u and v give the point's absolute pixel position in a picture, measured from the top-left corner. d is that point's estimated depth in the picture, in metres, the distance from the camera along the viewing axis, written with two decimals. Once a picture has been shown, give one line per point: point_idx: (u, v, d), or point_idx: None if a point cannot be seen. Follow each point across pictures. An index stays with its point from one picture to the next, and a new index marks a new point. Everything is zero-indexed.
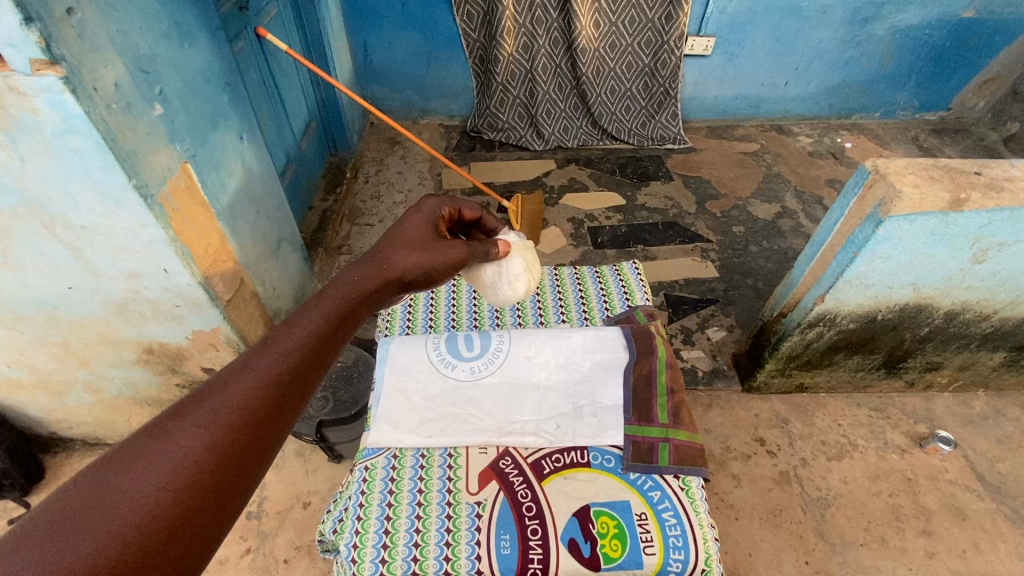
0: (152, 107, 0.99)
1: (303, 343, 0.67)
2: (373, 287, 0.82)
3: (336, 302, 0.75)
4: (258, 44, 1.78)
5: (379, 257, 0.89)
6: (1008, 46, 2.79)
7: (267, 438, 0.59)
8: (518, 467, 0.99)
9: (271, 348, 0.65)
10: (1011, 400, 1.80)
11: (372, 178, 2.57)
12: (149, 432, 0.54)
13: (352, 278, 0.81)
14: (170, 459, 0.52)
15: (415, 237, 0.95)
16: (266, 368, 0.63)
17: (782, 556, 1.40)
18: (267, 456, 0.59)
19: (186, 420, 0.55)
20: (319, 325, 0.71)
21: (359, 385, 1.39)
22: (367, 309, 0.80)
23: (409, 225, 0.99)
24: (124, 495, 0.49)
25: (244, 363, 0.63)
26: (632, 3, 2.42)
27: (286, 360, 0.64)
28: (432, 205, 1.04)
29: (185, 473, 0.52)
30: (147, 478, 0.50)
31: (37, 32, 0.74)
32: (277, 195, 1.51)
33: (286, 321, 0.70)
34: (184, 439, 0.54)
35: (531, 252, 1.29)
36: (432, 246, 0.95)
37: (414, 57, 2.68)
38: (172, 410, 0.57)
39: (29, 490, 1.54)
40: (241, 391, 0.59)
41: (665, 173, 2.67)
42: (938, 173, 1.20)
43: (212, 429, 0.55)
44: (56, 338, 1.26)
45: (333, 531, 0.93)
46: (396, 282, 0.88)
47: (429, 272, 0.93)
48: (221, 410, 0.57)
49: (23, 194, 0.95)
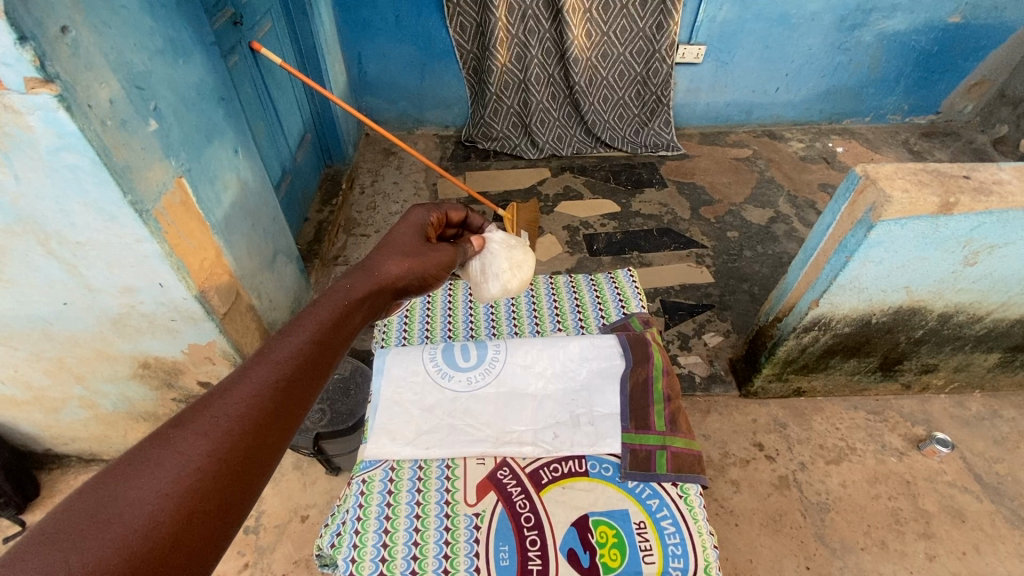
0: (146, 123, 0.99)
1: (298, 349, 0.68)
2: (367, 294, 0.83)
3: (331, 310, 0.76)
4: (252, 58, 1.79)
5: (369, 264, 0.89)
6: (994, 50, 2.83)
7: (269, 444, 0.59)
8: (516, 477, 0.99)
9: (268, 356, 0.66)
10: (1007, 400, 1.81)
11: (368, 189, 2.59)
12: (151, 441, 0.54)
13: (345, 286, 0.82)
14: (174, 467, 0.52)
15: (406, 243, 0.97)
16: (263, 376, 0.63)
17: (783, 561, 1.40)
18: (270, 463, 0.59)
19: (187, 428, 0.56)
20: (314, 332, 0.71)
21: (356, 397, 1.39)
22: (363, 316, 0.81)
23: (400, 232, 1.00)
24: (128, 503, 0.49)
25: (243, 371, 0.63)
26: (623, 12, 2.45)
27: (283, 368, 0.65)
28: (420, 212, 1.06)
29: (188, 481, 0.52)
30: (151, 485, 0.51)
31: (31, 51, 0.75)
32: (273, 207, 1.52)
33: (283, 329, 0.70)
34: (185, 446, 0.54)
35: (520, 249, 1.28)
36: (423, 251, 0.97)
37: (409, 68, 2.70)
38: (173, 419, 0.57)
39: (23, 507, 1.52)
40: (241, 398, 0.60)
41: (659, 179, 2.69)
42: (927, 177, 1.21)
43: (213, 436, 0.56)
44: (52, 354, 1.25)
45: (330, 545, 0.91)
46: (389, 287, 0.89)
47: (421, 276, 0.95)
48: (220, 417, 0.58)
49: (18, 211, 0.95)
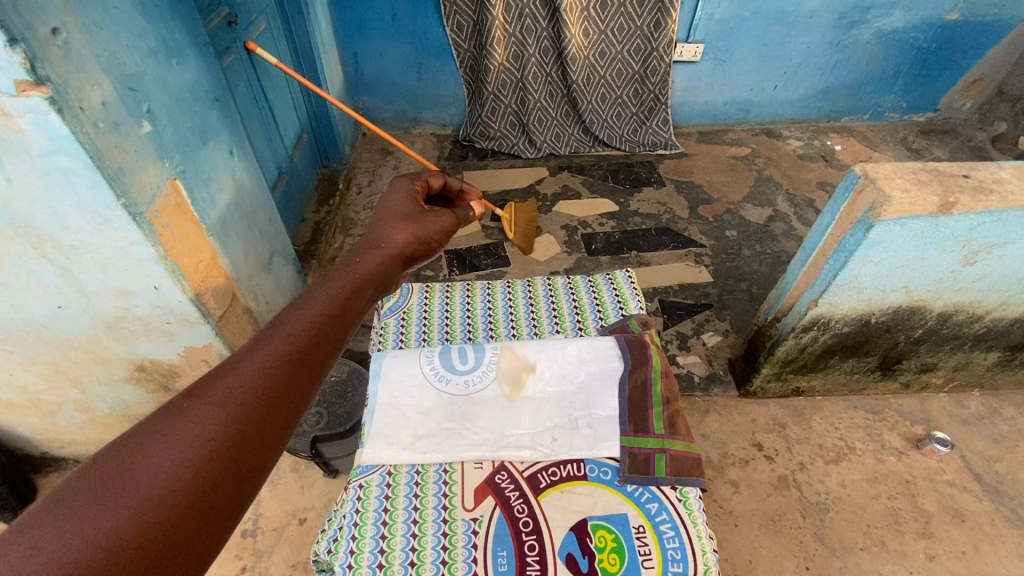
0: (140, 125, 0.98)
1: (310, 323, 0.68)
2: (377, 268, 0.84)
3: (341, 285, 0.76)
4: (247, 57, 1.78)
5: (374, 238, 0.90)
6: (992, 47, 2.82)
7: (283, 414, 0.59)
8: (515, 482, 0.98)
9: (281, 330, 0.66)
10: (1006, 399, 1.81)
11: (365, 189, 2.58)
12: (165, 411, 0.54)
13: (354, 262, 0.82)
14: (189, 435, 0.52)
15: (403, 212, 0.98)
16: (276, 349, 0.63)
17: (783, 561, 1.39)
18: (284, 434, 0.59)
19: (201, 399, 0.56)
20: (325, 307, 0.71)
21: (353, 400, 1.38)
22: (374, 289, 0.81)
23: (391, 203, 1.01)
24: (143, 471, 0.49)
25: (255, 345, 0.64)
26: (620, 10, 2.44)
27: (296, 340, 0.65)
28: (405, 181, 1.07)
29: (203, 449, 0.52)
30: (166, 453, 0.51)
31: (21, 53, 0.74)
32: (269, 208, 1.50)
33: (294, 304, 0.71)
34: (200, 415, 0.54)
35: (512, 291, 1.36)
36: (422, 217, 0.98)
37: (406, 67, 2.69)
38: (186, 391, 0.57)
39: (20, 511, 1.52)
40: (254, 370, 0.60)
41: (657, 178, 2.68)
42: (927, 176, 1.20)
43: (228, 406, 0.56)
44: (47, 358, 1.24)
45: (327, 551, 0.90)
46: (398, 257, 0.89)
47: (424, 242, 0.95)
48: (235, 388, 0.58)
49: (11, 214, 0.94)
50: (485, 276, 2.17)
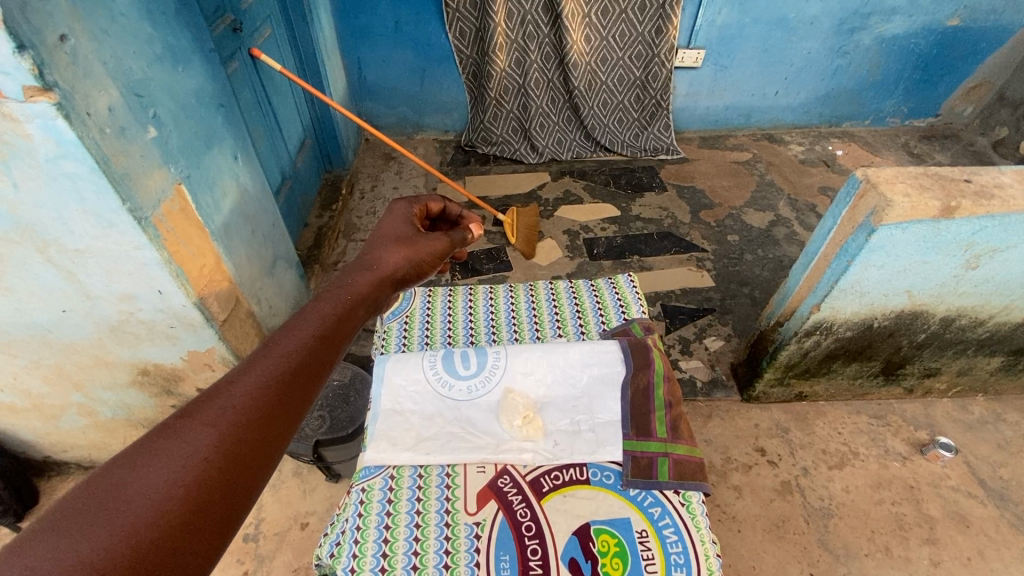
0: (146, 130, 0.99)
1: (303, 343, 0.70)
2: (369, 289, 0.85)
3: (334, 304, 0.78)
4: (251, 64, 1.79)
5: (369, 258, 0.91)
6: (993, 53, 2.83)
7: (274, 436, 0.61)
8: (517, 486, 0.98)
9: (275, 349, 0.68)
10: (1010, 404, 1.81)
11: (368, 194, 2.59)
12: (158, 431, 0.56)
13: (348, 282, 0.84)
14: (181, 457, 0.54)
15: (396, 235, 0.98)
16: (269, 369, 0.65)
17: (786, 567, 1.39)
18: (274, 455, 0.60)
19: (194, 419, 0.57)
20: (318, 327, 0.73)
21: (356, 404, 1.39)
22: (366, 310, 0.83)
23: (388, 225, 1.02)
24: (137, 491, 0.50)
25: (248, 365, 0.65)
26: (621, 17, 2.46)
27: (290, 360, 0.67)
28: (403, 205, 1.08)
29: (195, 471, 0.53)
30: (159, 473, 0.52)
31: (30, 60, 0.75)
32: (273, 213, 1.52)
33: (288, 324, 0.72)
34: (193, 436, 0.56)
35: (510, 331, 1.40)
36: (416, 240, 0.99)
37: (409, 73, 2.71)
38: (180, 411, 0.58)
39: (22, 515, 1.51)
40: (246, 390, 0.62)
41: (659, 183, 2.69)
42: (929, 181, 1.20)
43: (221, 427, 0.57)
44: (51, 362, 1.25)
45: (329, 555, 0.90)
46: (390, 279, 0.90)
47: (417, 265, 0.96)
48: (227, 408, 0.59)
49: (17, 220, 0.95)
50: (487, 281, 2.18)
